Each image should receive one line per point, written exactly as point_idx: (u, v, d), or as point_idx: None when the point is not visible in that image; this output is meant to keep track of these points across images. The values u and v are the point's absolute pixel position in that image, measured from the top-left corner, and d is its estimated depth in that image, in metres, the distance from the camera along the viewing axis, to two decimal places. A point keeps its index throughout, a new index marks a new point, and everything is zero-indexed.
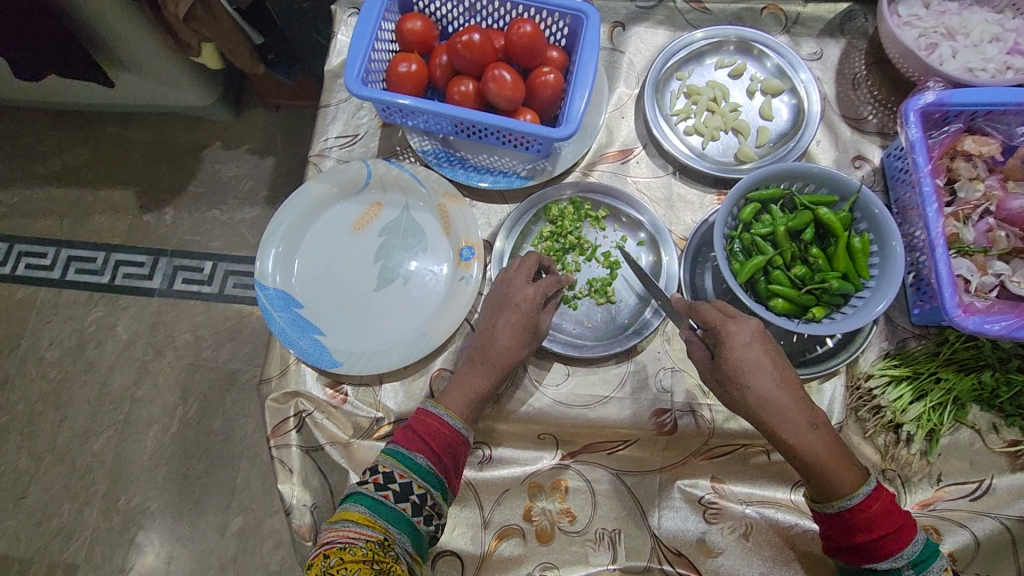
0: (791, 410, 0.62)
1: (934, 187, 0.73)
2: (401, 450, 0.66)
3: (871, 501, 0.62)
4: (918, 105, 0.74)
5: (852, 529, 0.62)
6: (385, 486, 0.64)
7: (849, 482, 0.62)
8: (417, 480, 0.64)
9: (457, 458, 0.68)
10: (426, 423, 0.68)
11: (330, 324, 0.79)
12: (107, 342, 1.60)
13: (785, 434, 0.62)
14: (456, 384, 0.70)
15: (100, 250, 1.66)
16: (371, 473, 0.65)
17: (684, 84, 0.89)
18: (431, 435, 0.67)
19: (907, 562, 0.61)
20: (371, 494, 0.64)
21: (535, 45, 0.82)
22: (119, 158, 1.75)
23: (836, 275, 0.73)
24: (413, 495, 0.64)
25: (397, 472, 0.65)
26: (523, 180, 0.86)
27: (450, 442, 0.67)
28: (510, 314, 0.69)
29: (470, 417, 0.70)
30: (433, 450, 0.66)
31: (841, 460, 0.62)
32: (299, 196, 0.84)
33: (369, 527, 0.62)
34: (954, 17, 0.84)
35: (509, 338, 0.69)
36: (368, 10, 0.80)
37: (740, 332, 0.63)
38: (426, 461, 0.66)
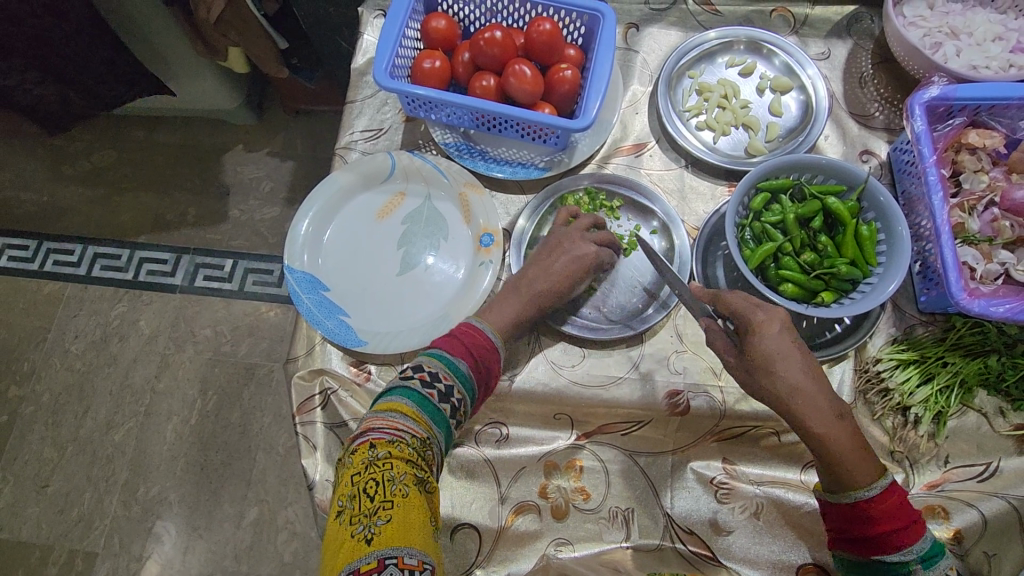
0: (818, 400, 0.62)
1: (940, 177, 0.75)
2: (446, 354, 0.68)
3: (885, 495, 0.61)
4: (923, 99, 0.77)
5: (861, 521, 0.62)
6: (430, 385, 0.66)
7: (865, 477, 0.61)
8: (458, 386, 0.66)
9: (490, 371, 0.71)
10: (470, 334, 0.71)
11: (355, 306, 0.83)
12: (130, 336, 1.64)
13: (810, 422, 0.62)
14: (496, 304, 0.75)
15: (125, 248, 1.72)
16: (417, 370, 0.66)
17: (696, 82, 0.93)
18: (475, 346, 0.70)
19: (916, 557, 0.60)
20: (417, 389, 0.65)
21: (553, 43, 0.86)
22: (145, 159, 1.81)
23: (845, 261, 0.76)
24: (453, 398, 0.66)
25: (441, 373, 0.66)
26: (541, 171, 0.89)
27: (486, 352, 0.70)
28: (556, 258, 0.76)
29: (507, 333, 0.74)
30: (474, 359, 0.69)
31: (860, 455, 0.62)
32: (327, 185, 0.88)
33: (415, 421, 0.63)
34: (958, 18, 0.87)
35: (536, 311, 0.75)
36: (396, 10, 0.85)
37: (766, 322, 0.65)
38: (467, 369, 0.68)
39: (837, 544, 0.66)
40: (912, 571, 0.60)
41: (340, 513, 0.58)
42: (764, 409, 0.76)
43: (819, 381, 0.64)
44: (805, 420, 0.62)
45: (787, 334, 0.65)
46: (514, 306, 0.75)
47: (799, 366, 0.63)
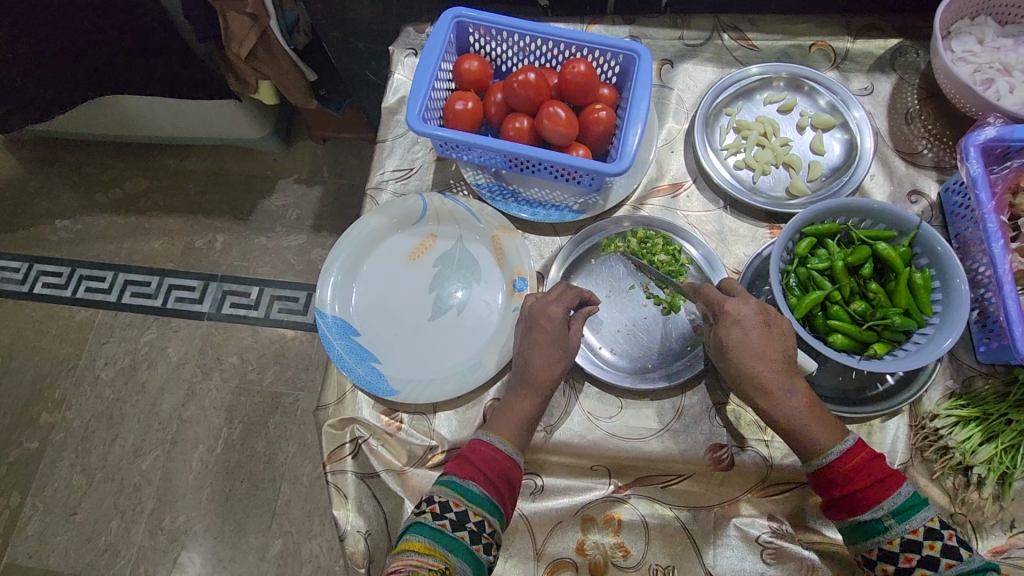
0: (772, 376, 0.65)
1: (999, 223, 0.72)
2: (455, 479, 0.67)
3: (851, 453, 0.63)
4: (978, 141, 0.74)
5: (832, 484, 0.63)
6: (441, 515, 0.65)
7: (824, 442, 0.64)
8: (472, 508, 0.65)
9: (510, 484, 0.69)
10: (478, 449, 0.69)
11: (387, 352, 0.81)
12: (158, 364, 1.66)
13: (764, 404, 0.66)
14: (504, 410, 0.72)
15: (155, 275, 1.74)
16: (427, 504, 0.66)
17: (734, 119, 0.91)
18: (484, 461, 0.68)
19: (888, 511, 0.61)
20: (429, 523, 0.65)
21: (589, 84, 0.84)
22: (176, 187, 1.84)
23: (898, 311, 0.73)
24: (470, 523, 0.65)
25: (452, 501, 0.66)
26: (575, 214, 0.87)
27: (501, 466, 0.68)
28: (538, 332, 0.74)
29: (523, 441, 0.71)
30: (485, 475, 0.68)
31: (819, 421, 0.64)
32: (358, 228, 0.87)
33: (430, 554, 0.62)
34: (1010, 53, 0.84)
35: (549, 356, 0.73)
36: (429, 50, 0.84)
37: (735, 309, 0.68)
38: (478, 488, 0.67)
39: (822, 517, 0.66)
40: (888, 526, 0.61)
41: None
42: None
43: (779, 358, 0.66)
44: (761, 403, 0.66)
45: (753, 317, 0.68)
46: (523, 407, 0.72)
47: (754, 351, 0.66)
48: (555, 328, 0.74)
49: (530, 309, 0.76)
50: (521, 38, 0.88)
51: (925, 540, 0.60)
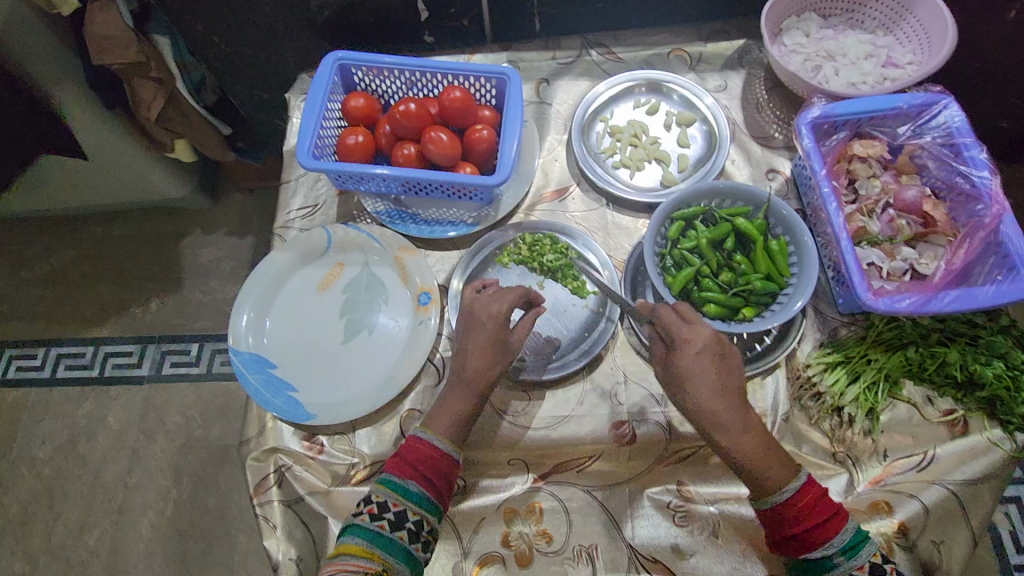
0: (721, 409, 0.67)
1: (833, 188, 0.81)
2: (394, 478, 0.70)
3: (800, 494, 0.66)
4: (807, 119, 0.83)
5: (787, 523, 0.66)
6: (379, 516, 0.68)
7: (777, 482, 0.66)
8: (410, 508, 0.68)
9: (446, 481, 0.72)
10: (415, 449, 0.71)
11: (303, 380, 0.84)
12: (98, 434, 1.62)
13: (717, 437, 0.67)
14: (441, 406, 0.74)
15: (89, 345, 1.72)
16: (364, 505, 0.69)
17: (607, 125, 0.99)
18: (422, 461, 0.71)
19: (837, 550, 0.65)
20: (367, 525, 0.67)
21: (466, 107, 0.91)
22: (104, 255, 1.83)
23: (759, 276, 0.81)
24: (409, 523, 0.68)
25: (391, 501, 0.68)
26: (470, 227, 0.93)
27: (439, 466, 0.71)
28: (478, 332, 0.74)
29: (458, 437, 0.73)
30: (423, 475, 0.70)
31: (773, 462, 0.67)
32: (266, 266, 0.91)
33: (367, 557, 0.65)
34: (832, 41, 0.95)
35: (479, 357, 0.74)
36: (314, 93, 0.89)
37: (694, 339, 0.68)
38: (418, 488, 0.69)
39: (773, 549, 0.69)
40: (837, 563, 0.65)
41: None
42: None
43: (732, 393, 0.68)
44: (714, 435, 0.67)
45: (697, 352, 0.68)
46: (459, 403, 0.74)
47: (713, 384, 0.67)
48: (495, 328, 0.74)
49: (472, 308, 0.77)
50: (402, 73, 0.95)
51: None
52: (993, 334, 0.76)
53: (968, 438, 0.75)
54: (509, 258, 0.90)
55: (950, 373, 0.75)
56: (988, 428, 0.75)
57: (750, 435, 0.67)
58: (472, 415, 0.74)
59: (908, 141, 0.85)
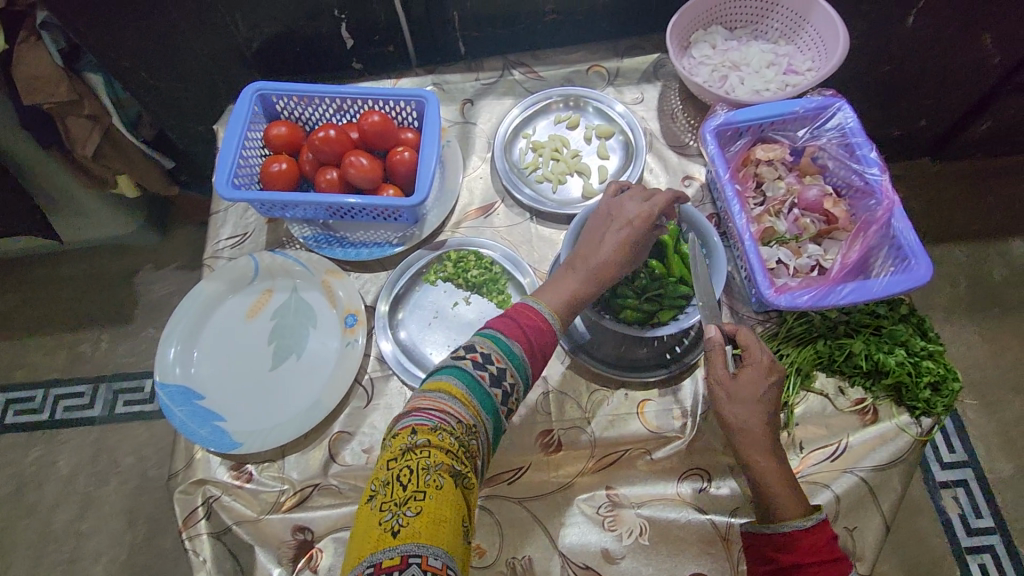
0: (759, 433, 0.68)
1: (737, 191, 0.84)
2: (501, 335, 0.65)
3: (817, 529, 0.64)
4: (711, 126, 0.87)
5: (792, 550, 0.65)
6: (483, 366, 0.62)
7: (791, 514, 0.66)
8: (511, 369, 0.63)
9: (544, 356, 0.68)
10: (527, 315, 0.68)
11: (230, 409, 0.84)
12: (49, 480, 1.58)
13: (753, 456, 0.68)
14: (555, 285, 0.73)
15: (37, 388, 1.68)
16: (468, 351, 0.63)
17: (529, 141, 1.02)
18: (530, 328, 0.67)
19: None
20: (469, 371, 0.61)
21: (386, 130, 0.93)
22: (52, 296, 1.80)
23: (673, 279, 0.83)
24: (504, 384, 0.62)
25: (495, 355, 0.63)
26: (395, 247, 0.95)
27: (543, 337, 0.68)
28: (616, 223, 0.77)
29: (565, 322, 0.72)
30: (530, 342, 0.66)
31: (794, 497, 0.67)
32: (194, 296, 0.91)
33: (464, 403, 0.58)
34: (736, 52, 1.00)
35: (615, 250, 0.75)
36: (233, 124, 0.91)
37: (755, 362, 0.70)
38: (520, 351, 0.65)
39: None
40: None
41: (372, 498, 0.53)
42: (627, 430, 0.81)
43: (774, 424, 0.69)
44: (749, 453, 0.68)
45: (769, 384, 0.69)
46: (574, 283, 0.74)
47: (760, 409, 0.68)
48: (637, 227, 0.76)
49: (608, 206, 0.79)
50: (323, 100, 0.97)
51: None
52: (895, 323, 0.79)
53: (879, 426, 0.77)
54: (436, 276, 0.91)
55: (856, 363, 0.78)
56: (897, 415, 0.78)
57: (779, 464, 0.68)
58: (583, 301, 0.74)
59: (808, 144, 0.89)
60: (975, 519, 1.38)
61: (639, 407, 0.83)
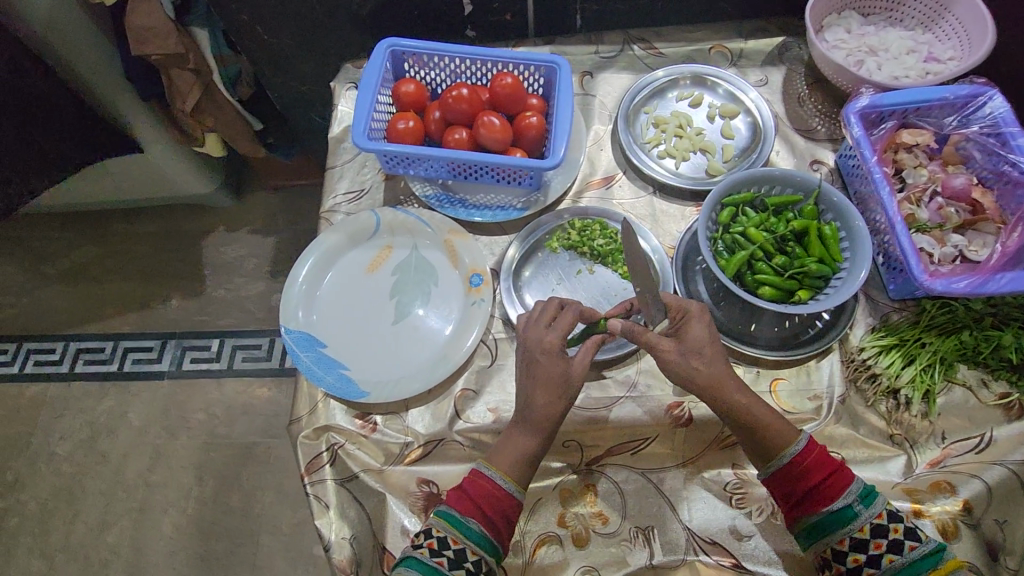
0: (718, 375, 0.69)
1: (884, 174, 0.82)
2: (453, 512, 0.67)
3: (805, 451, 0.67)
4: (855, 108, 0.85)
5: (800, 479, 0.67)
6: (439, 551, 0.65)
7: (783, 440, 0.68)
8: (471, 546, 0.66)
9: (506, 517, 0.69)
10: (478, 483, 0.69)
11: (356, 359, 0.84)
12: (119, 430, 1.61)
13: (721, 400, 0.69)
14: (503, 444, 0.72)
15: (109, 340, 1.70)
16: (424, 539, 0.66)
17: (652, 116, 1.01)
18: (483, 498, 0.68)
19: (855, 497, 0.65)
20: (425, 559, 0.64)
21: (517, 94, 0.93)
22: (126, 251, 1.83)
23: (813, 259, 0.82)
24: (467, 562, 0.65)
25: (450, 537, 0.66)
26: (520, 211, 0.94)
27: (496, 500, 0.68)
28: (536, 369, 0.71)
29: (521, 477, 0.70)
30: (485, 514, 0.68)
31: (774, 420, 0.69)
32: (316, 246, 0.91)
33: None
34: (874, 37, 0.98)
35: (543, 397, 0.70)
36: (367, 78, 0.91)
37: (692, 313, 0.71)
38: (477, 525, 0.67)
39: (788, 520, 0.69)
40: (858, 513, 0.65)
41: None
42: None
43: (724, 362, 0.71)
44: (721, 399, 0.69)
45: (708, 330, 0.71)
46: (520, 441, 0.71)
47: (710, 349, 0.70)
48: (555, 364, 0.71)
49: (525, 341, 0.74)
50: (452, 61, 0.96)
51: (891, 524, 0.64)
52: None
53: None
54: (559, 244, 0.90)
55: (1005, 356, 0.76)
56: None
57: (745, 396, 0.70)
58: (537, 454, 0.71)
59: (954, 131, 0.87)
60: None
61: (772, 385, 0.80)
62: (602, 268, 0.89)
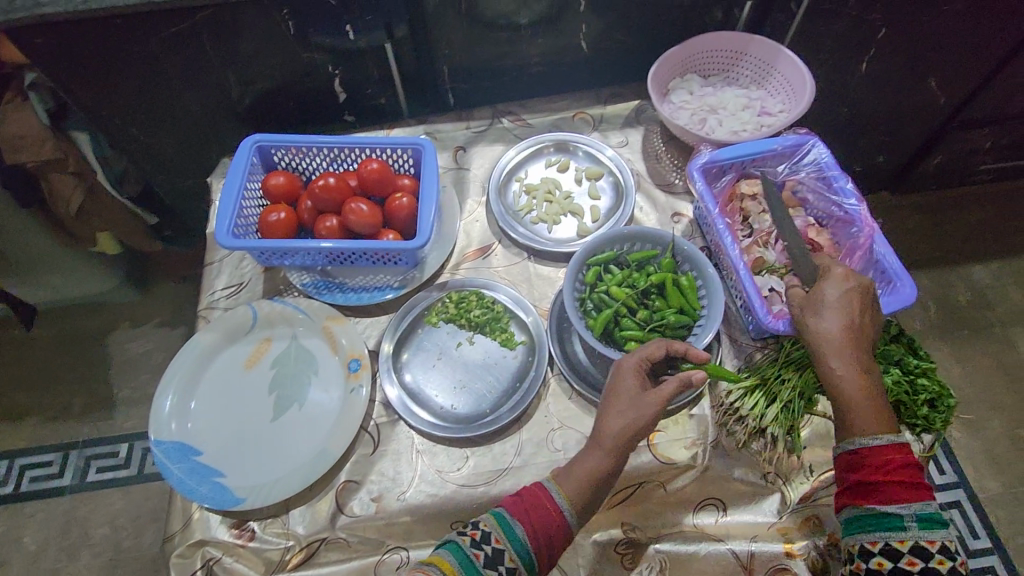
0: (837, 342, 0.71)
1: (727, 224, 0.88)
2: (506, 512, 0.66)
3: (893, 454, 0.65)
4: (697, 165, 0.92)
5: (869, 471, 0.65)
6: (479, 545, 0.64)
7: (871, 428, 0.67)
8: (509, 551, 0.64)
9: (553, 541, 0.67)
10: (540, 493, 0.68)
11: (231, 463, 0.81)
12: (13, 558, 1.48)
13: (832, 363, 0.70)
14: (573, 463, 0.71)
15: (1, 458, 1.58)
16: (470, 527, 0.66)
17: (522, 184, 1.06)
18: (536, 508, 0.67)
19: (913, 513, 0.63)
20: (465, 547, 0.64)
21: (384, 177, 0.96)
22: (20, 359, 1.73)
23: (673, 311, 0.86)
24: (502, 566, 0.63)
25: (493, 534, 0.65)
26: (397, 290, 0.95)
27: (551, 525, 0.66)
28: (625, 382, 0.72)
29: (583, 508, 0.69)
30: (533, 525, 0.66)
31: (874, 412, 0.67)
32: (189, 348, 0.89)
33: None
34: (713, 97, 1.07)
35: (629, 412, 0.70)
36: (232, 175, 0.92)
37: (823, 291, 0.75)
38: (522, 533, 0.65)
39: (835, 503, 0.68)
40: (907, 527, 0.63)
41: None
42: (641, 464, 0.79)
43: (858, 338, 0.71)
44: (829, 364, 0.70)
45: (848, 305, 0.72)
46: (592, 461, 0.70)
47: (837, 320, 0.72)
48: (630, 389, 0.72)
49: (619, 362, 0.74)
50: (320, 150, 0.99)
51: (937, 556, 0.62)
52: (887, 343, 0.83)
53: None
54: (439, 318, 0.92)
55: None
56: None
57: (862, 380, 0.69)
58: (605, 479, 0.70)
59: (788, 178, 0.94)
60: (972, 539, 1.38)
61: (649, 438, 0.81)
62: (481, 338, 0.90)
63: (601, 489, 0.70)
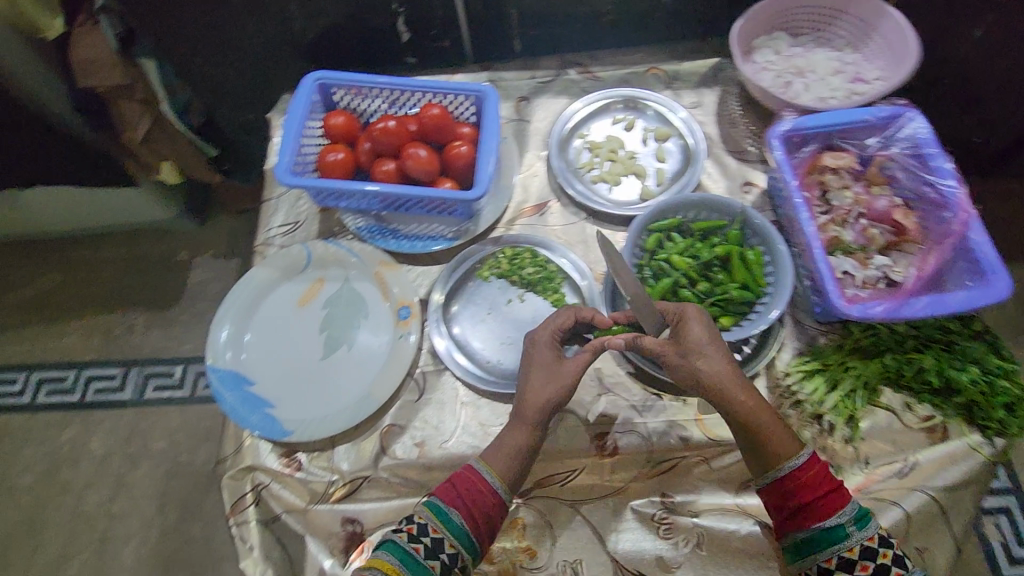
0: (723, 369, 0.67)
1: (805, 198, 0.82)
2: (438, 501, 0.66)
3: (805, 468, 0.64)
4: (778, 132, 0.85)
5: (792, 493, 0.64)
6: (417, 538, 0.64)
7: (787, 449, 0.65)
8: (449, 538, 0.64)
9: (491, 525, 0.68)
10: (465, 477, 0.69)
11: (282, 396, 0.83)
12: (81, 461, 1.60)
13: (734, 399, 0.66)
14: (497, 441, 0.72)
15: (71, 369, 1.69)
16: (405, 522, 0.66)
17: (585, 140, 1.01)
18: (468, 490, 0.67)
19: (850, 518, 0.62)
20: (402, 542, 0.64)
21: (444, 124, 0.93)
22: (89, 278, 1.82)
23: (735, 285, 0.82)
24: (443, 554, 0.64)
25: (430, 525, 0.65)
26: (449, 241, 0.94)
27: (487, 506, 0.67)
28: (534, 373, 0.74)
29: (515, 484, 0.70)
30: (467, 507, 0.66)
31: (778, 429, 0.66)
32: (246, 282, 0.91)
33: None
34: (801, 59, 0.99)
35: (537, 396, 0.72)
36: (293, 111, 0.91)
37: (688, 313, 0.71)
38: (459, 518, 0.65)
39: (778, 531, 0.67)
40: (851, 534, 0.62)
41: None
42: (689, 437, 0.78)
43: (725, 354, 0.68)
44: (730, 401, 0.66)
45: (705, 327, 0.70)
46: (518, 436, 0.71)
47: (708, 348, 0.68)
48: (546, 365, 0.74)
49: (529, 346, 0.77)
50: (381, 92, 0.96)
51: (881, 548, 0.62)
52: (967, 339, 0.77)
53: (948, 444, 0.75)
54: (490, 272, 0.91)
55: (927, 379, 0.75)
56: (968, 434, 0.75)
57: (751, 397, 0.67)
58: (531, 448, 0.72)
59: (877, 153, 0.87)
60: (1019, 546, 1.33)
61: (697, 413, 0.79)
62: (533, 296, 0.89)
63: (530, 457, 0.72)
